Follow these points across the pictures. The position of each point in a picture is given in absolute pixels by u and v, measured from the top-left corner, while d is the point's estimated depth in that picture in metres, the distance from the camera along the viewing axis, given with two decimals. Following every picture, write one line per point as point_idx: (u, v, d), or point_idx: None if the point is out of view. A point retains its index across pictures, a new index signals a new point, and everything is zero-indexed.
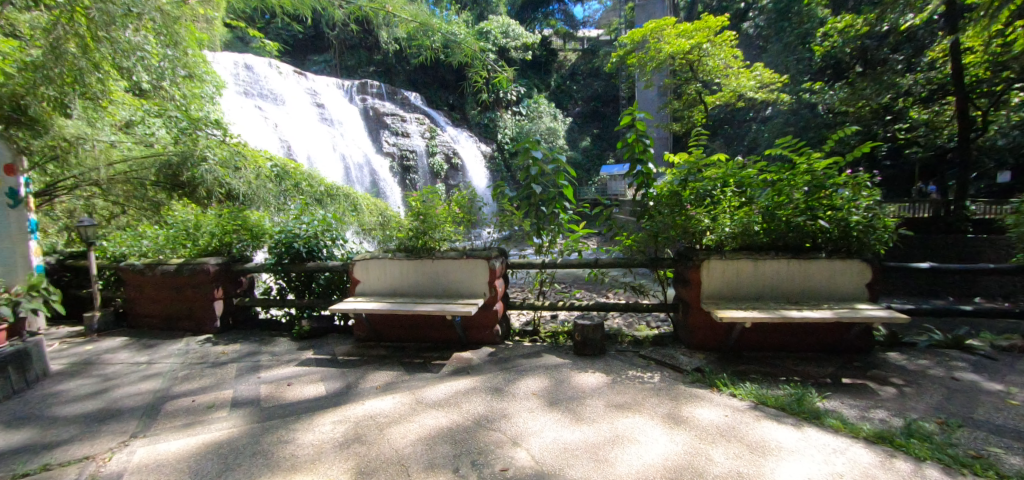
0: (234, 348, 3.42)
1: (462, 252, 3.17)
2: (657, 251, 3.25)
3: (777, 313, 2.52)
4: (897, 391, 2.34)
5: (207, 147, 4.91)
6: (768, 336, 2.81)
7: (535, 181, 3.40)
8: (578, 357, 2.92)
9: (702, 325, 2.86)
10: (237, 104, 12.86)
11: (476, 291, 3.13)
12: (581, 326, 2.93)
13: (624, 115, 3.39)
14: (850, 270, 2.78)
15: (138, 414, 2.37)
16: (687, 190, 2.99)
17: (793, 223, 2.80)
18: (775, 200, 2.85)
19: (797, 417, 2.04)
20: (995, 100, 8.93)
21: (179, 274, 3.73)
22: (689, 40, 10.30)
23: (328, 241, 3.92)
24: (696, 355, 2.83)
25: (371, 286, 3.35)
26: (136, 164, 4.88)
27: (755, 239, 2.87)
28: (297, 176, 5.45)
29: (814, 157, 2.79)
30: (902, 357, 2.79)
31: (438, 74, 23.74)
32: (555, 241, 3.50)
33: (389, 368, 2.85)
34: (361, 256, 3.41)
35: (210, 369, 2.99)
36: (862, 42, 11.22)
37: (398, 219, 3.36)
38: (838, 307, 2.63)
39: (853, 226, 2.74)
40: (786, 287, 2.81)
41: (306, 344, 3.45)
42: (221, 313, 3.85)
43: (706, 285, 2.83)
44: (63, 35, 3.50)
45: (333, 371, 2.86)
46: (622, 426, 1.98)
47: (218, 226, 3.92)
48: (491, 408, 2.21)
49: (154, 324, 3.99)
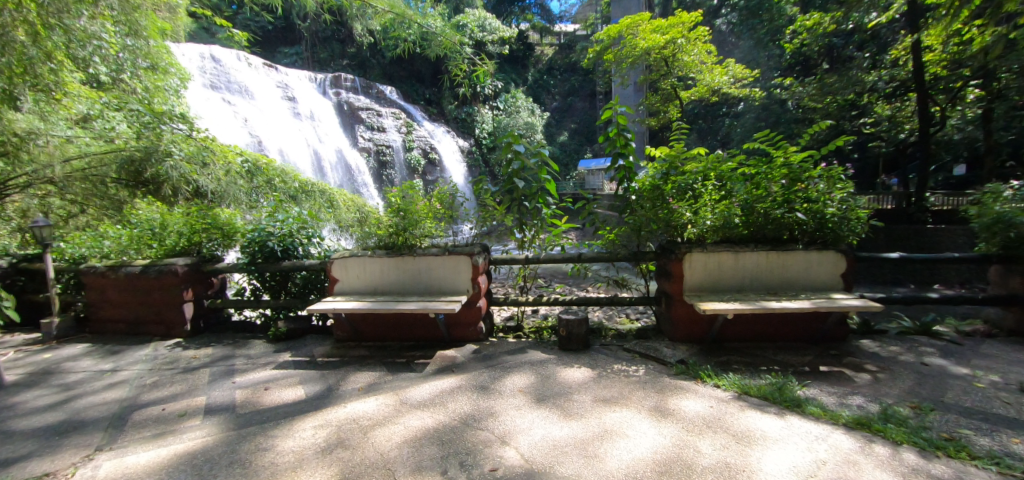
0: (206, 352, 3.28)
1: (445, 248, 3.11)
2: (639, 245, 3.26)
3: (759, 305, 2.56)
4: (872, 377, 2.41)
5: (171, 142, 4.71)
6: (749, 326, 2.85)
7: (517, 176, 3.37)
8: (562, 352, 2.90)
9: (685, 317, 2.88)
10: (203, 97, 12.34)
11: (458, 287, 3.08)
12: (565, 321, 2.92)
13: (604, 109, 3.38)
14: (826, 260, 2.84)
15: (103, 426, 2.24)
16: (668, 184, 3.00)
17: (773, 215, 2.84)
18: (753, 193, 2.89)
19: (779, 406, 2.08)
20: (952, 96, 9.33)
21: (145, 276, 3.55)
22: (665, 35, 10.48)
23: (303, 239, 3.81)
24: (680, 347, 2.85)
25: (350, 284, 3.26)
26: (93, 160, 4.50)
27: (735, 231, 2.89)
28: (269, 171, 5.34)
29: (791, 150, 2.85)
30: (875, 344, 2.88)
31: (414, 68, 23.39)
32: (537, 235, 3.48)
33: (371, 369, 2.77)
34: (339, 253, 3.31)
35: (181, 375, 2.85)
36: (829, 39, 11.56)
37: (377, 216, 3.28)
38: (816, 297, 2.68)
39: (828, 218, 2.80)
40: (765, 278, 2.86)
41: (283, 345, 3.33)
42: (191, 316, 3.68)
43: (688, 278, 2.85)
44: (12, 22, 3.29)
45: (312, 373, 2.76)
46: (610, 421, 1.97)
47: (187, 225, 3.75)
48: (477, 407, 2.17)
49: (119, 329, 3.80)
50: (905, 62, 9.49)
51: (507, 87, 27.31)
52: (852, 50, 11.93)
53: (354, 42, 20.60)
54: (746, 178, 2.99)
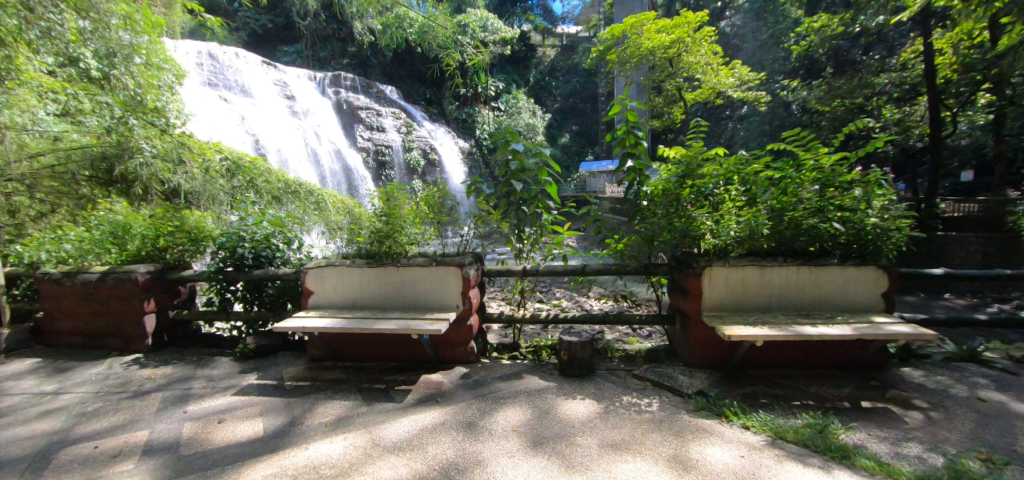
0: (164, 371, 2.92)
1: (432, 258, 2.76)
2: (651, 256, 2.90)
3: (793, 331, 2.20)
4: (924, 417, 2.07)
5: (144, 137, 4.44)
6: (777, 352, 2.50)
7: (515, 177, 3.03)
8: (563, 379, 2.54)
9: (704, 341, 2.52)
10: (199, 95, 12.08)
11: (447, 303, 2.73)
12: (567, 343, 2.56)
13: (613, 104, 3.03)
14: (864, 278, 2.50)
15: (18, 468, 1.88)
16: (685, 188, 2.64)
17: (806, 226, 2.47)
18: (781, 200, 2.54)
19: (824, 457, 1.72)
20: (964, 101, 9.06)
21: (102, 283, 3.22)
22: (670, 35, 10.37)
23: (281, 245, 3.46)
24: (697, 374, 2.49)
25: (326, 297, 2.91)
26: (61, 156, 4.25)
27: (762, 243, 2.54)
28: (252, 170, 5.04)
29: (823, 152, 2.51)
30: (919, 373, 2.52)
31: (415, 68, 23.10)
32: (536, 244, 3.15)
33: (344, 396, 2.42)
34: (315, 262, 2.96)
35: (129, 401, 2.51)
36: (837, 42, 11.30)
37: (359, 222, 2.94)
38: (855, 321, 2.33)
39: (869, 230, 2.44)
40: (793, 296, 2.51)
41: (250, 364, 2.96)
42: (154, 328, 3.33)
43: (708, 296, 2.50)
44: None
45: (276, 401, 2.41)
46: (621, 476, 1.62)
47: (151, 228, 3.39)
48: (462, 452, 1.82)
49: (75, 342, 3.44)
50: (915, 65, 9.23)
51: (508, 89, 27.03)
52: (859, 53, 11.65)
53: (354, 42, 20.38)
54: (772, 182, 2.64)
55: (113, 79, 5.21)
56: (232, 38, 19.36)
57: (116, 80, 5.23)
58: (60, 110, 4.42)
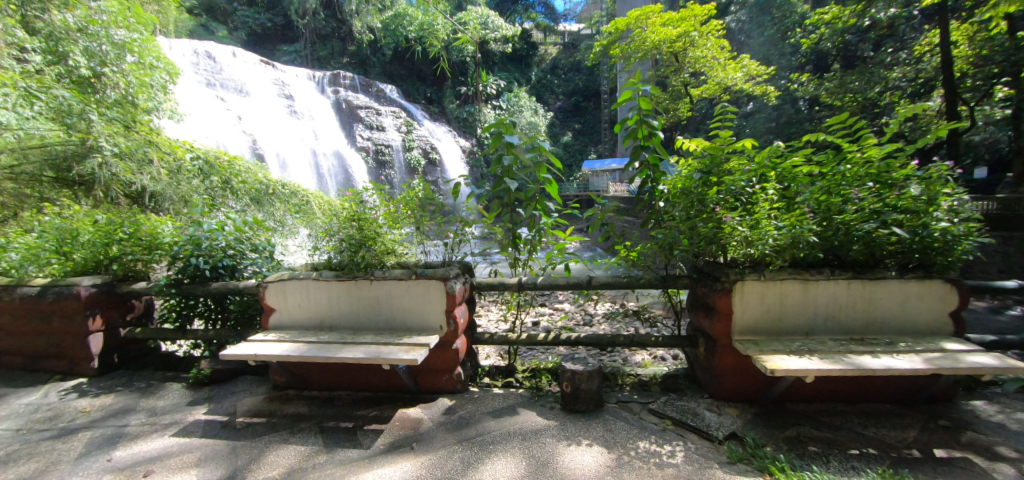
0: (103, 401, 2.53)
1: (411, 270, 2.35)
2: (668, 266, 2.49)
3: (850, 362, 1.77)
4: (1016, 472, 1.64)
5: (105, 135, 4.14)
6: (822, 384, 2.08)
7: (509, 175, 2.62)
8: (565, 415, 2.13)
9: (734, 370, 2.12)
10: (193, 95, 11.77)
11: (428, 323, 2.32)
12: (569, 373, 2.13)
13: (623, 88, 2.59)
14: (928, 294, 2.07)
15: None
16: (712, 186, 2.20)
17: (859, 232, 2.03)
18: (827, 201, 2.12)
19: None
20: (982, 96, 8.38)
21: (41, 298, 2.82)
22: (676, 28, 9.92)
23: (245, 254, 3.06)
24: (726, 410, 2.07)
25: (290, 315, 2.51)
26: (17, 155, 3.75)
27: (806, 253, 2.11)
28: (227, 170, 4.72)
29: (875, 142, 2.08)
30: (994, 409, 2.09)
31: (414, 67, 22.68)
32: (533, 253, 2.72)
33: (301, 439, 2.02)
34: (278, 275, 2.55)
35: (49, 442, 2.11)
36: (846, 36, 10.83)
37: (327, 226, 2.51)
38: (922, 349, 1.90)
39: (938, 236, 1.98)
40: (842, 315, 2.10)
41: (203, 393, 2.56)
42: (101, 349, 2.94)
43: (739, 317, 2.09)
44: None
45: (220, 445, 2.00)
46: None
47: (96, 236, 2.96)
48: None
49: (15, 363, 3.04)
50: (930, 58, 8.77)
51: (509, 87, 26.59)
52: (869, 48, 11.17)
53: None
54: (813, 179, 2.22)
55: (104, 78, 4.72)
56: (229, 38, 19.08)
57: (106, 78, 4.75)
58: (44, 112, 3.93)
